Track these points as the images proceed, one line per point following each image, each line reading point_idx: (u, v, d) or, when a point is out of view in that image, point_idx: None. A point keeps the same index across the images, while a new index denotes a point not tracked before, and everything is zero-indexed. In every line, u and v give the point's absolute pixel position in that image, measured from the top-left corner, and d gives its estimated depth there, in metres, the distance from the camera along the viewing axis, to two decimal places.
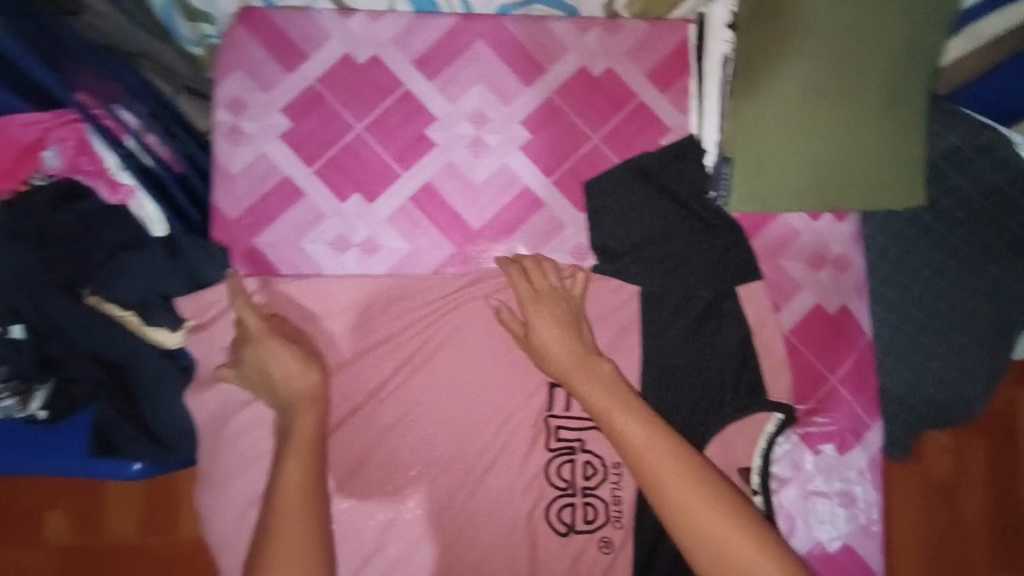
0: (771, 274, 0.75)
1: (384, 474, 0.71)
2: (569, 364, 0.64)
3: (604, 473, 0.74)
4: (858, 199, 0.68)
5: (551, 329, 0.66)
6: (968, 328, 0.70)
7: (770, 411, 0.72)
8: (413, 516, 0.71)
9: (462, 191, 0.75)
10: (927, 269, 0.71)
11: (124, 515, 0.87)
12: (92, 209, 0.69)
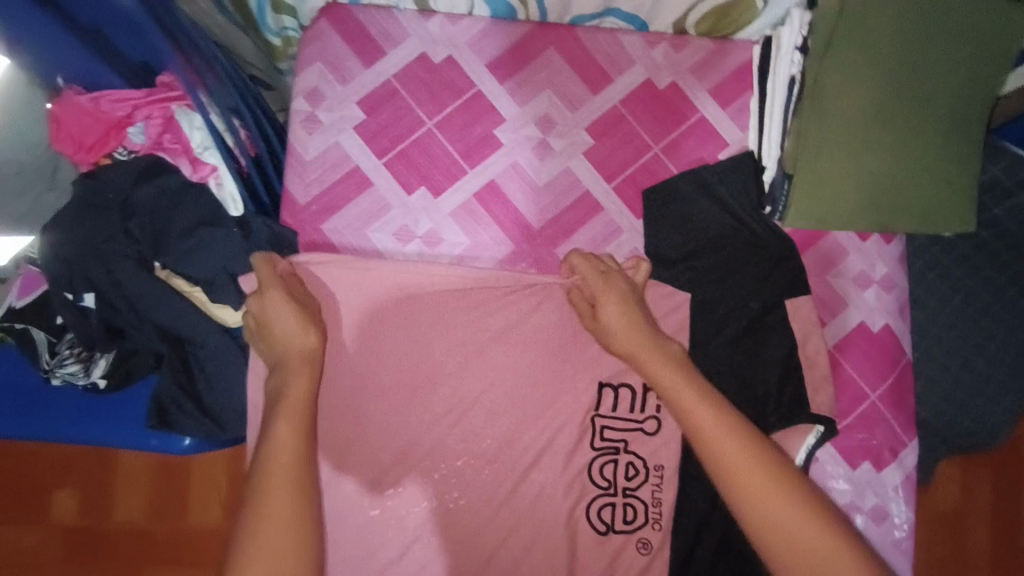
0: (819, 290, 0.77)
1: (431, 463, 0.73)
2: (638, 344, 0.64)
3: (645, 475, 0.75)
4: (911, 221, 0.71)
5: (617, 312, 0.67)
6: (998, 348, 0.76)
7: (812, 423, 0.72)
8: (456, 506, 0.72)
9: (524, 191, 0.78)
10: (960, 293, 0.77)
11: (134, 500, 1.00)
12: (175, 184, 0.71)
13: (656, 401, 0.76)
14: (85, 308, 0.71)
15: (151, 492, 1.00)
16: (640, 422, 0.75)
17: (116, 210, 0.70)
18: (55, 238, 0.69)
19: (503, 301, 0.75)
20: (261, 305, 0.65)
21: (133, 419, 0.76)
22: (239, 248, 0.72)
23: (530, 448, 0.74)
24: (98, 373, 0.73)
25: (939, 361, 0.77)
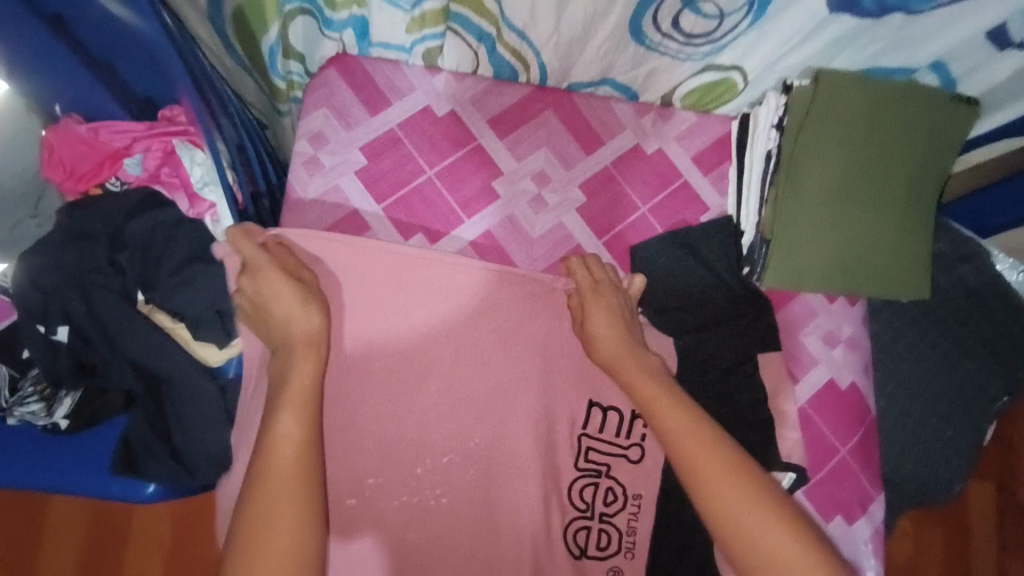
0: (791, 347, 0.82)
1: (409, 510, 0.70)
2: (620, 355, 0.69)
3: (624, 503, 0.75)
4: (874, 286, 0.78)
5: (606, 320, 0.71)
6: (940, 408, 0.85)
7: (783, 470, 0.76)
8: (435, 557, 0.70)
9: (519, 241, 0.81)
10: (911, 353, 0.85)
11: (63, 550, 0.94)
12: (169, 218, 0.71)
13: (643, 430, 0.77)
14: (58, 341, 0.67)
15: (83, 541, 0.94)
16: (624, 449, 0.76)
17: (104, 241, 0.68)
18: (32, 268, 0.66)
19: (493, 346, 0.76)
20: (254, 283, 0.65)
21: (97, 461, 0.71)
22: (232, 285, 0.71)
23: (517, 482, 0.73)
24: (61, 412, 0.68)
25: (896, 416, 0.84)
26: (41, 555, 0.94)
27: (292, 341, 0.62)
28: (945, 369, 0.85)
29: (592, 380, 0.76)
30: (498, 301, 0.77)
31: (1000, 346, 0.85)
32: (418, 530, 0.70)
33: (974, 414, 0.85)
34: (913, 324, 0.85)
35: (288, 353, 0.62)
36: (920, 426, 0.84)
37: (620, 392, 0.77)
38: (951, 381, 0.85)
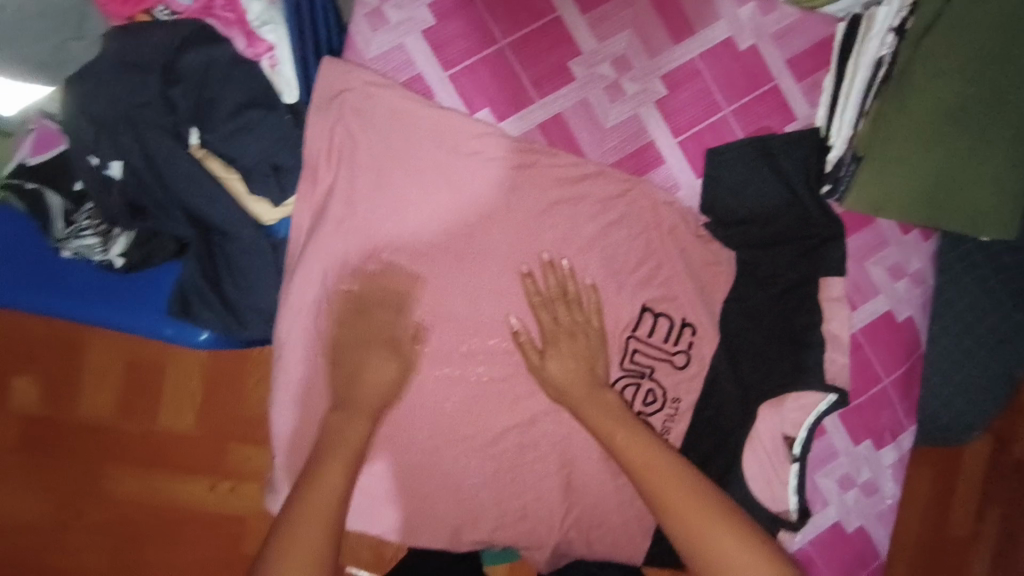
0: (855, 274, 0.79)
1: (451, 374, 0.75)
2: (577, 392, 0.71)
3: (663, 405, 0.77)
4: (964, 220, 0.73)
5: (564, 363, 0.72)
6: (992, 353, 0.84)
7: (823, 391, 0.76)
8: (476, 427, 0.76)
9: (590, 129, 0.76)
10: (971, 297, 0.82)
11: (100, 402, 0.97)
12: (225, 56, 0.66)
13: (691, 337, 0.77)
14: (111, 176, 0.65)
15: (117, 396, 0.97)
16: (670, 356, 0.77)
17: (156, 73, 0.63)
18: (84, 90, 0.63)
19: (554, 238, 0.74)
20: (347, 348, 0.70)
21: (150, 305, 0.72)
22: (286, 138, 0.68)
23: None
24: (117, 249, 0.67)
25: (943, 356, 0.83)
26: (78, 404, 0.97)
27: (358, 404, 0.69)
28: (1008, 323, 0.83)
29: (647, 280, 0.76)
30: (562, 197, 0.75)
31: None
32: (461, 397, 0.75)
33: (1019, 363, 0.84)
34: (981, 276, 0.82)
35: (350, 414, 0.69)
36: (968, 373, 0.84)
37: (674, 298, 0.76)
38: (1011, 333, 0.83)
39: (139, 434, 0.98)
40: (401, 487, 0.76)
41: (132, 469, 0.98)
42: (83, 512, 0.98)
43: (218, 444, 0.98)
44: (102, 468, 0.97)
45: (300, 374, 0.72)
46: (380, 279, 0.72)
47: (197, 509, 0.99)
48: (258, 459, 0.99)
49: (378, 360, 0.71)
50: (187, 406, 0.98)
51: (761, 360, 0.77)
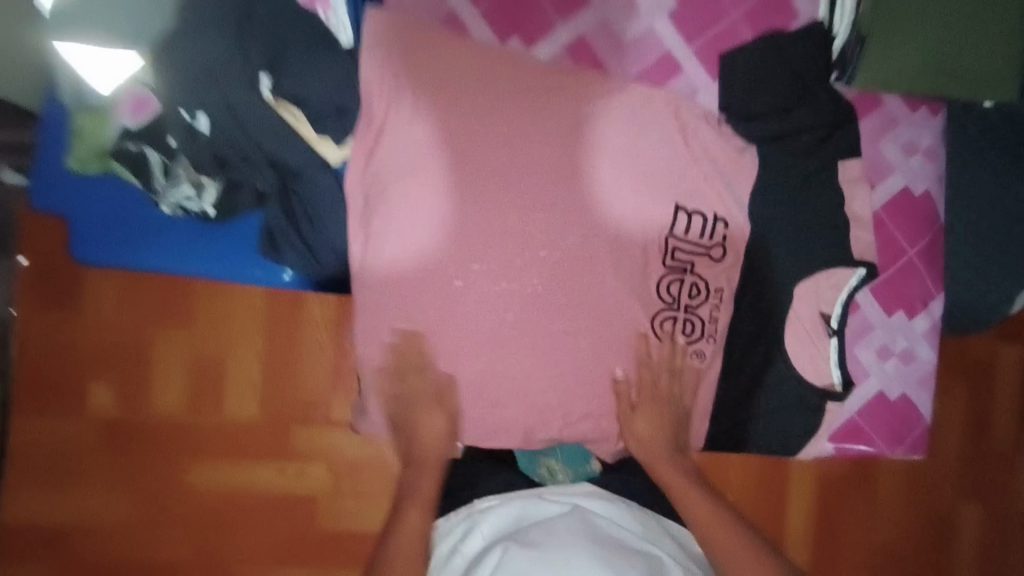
0: (871, 155, 0.85)
1: (500, 280, 0.79)
2: (658, 457, 0.83)
3: (707, 296, 0.83)
4: (962, 85, 0.83)
5: (653, 426, 0.83)
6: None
7: (854, 267, 0.84)
8: (537, 337, 0.80)
9: (611, 45, 0.84)
10: (999, 174, 0.84)
11: (170, 395, 1.05)
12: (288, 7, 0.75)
13: (724, 231, 0.83)
14: (199, 129, 0.74)
15: (187, 387, 1.06)
16: (707, 248, 0.83)
17: (231, 25, 0.70)
18: (169, 50, 0.70)
19: (587, 149, 0.80)
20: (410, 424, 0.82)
21: (240, 250, 0.82)
22: (347, 80, 0.76)
23: (606, 274, 0.80)
24: (209, 197, 0.78)
25: (980, 232, 0.84)
26: (148, 402, 1.05)
27: (424, 458, 0.83)
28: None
29: (681, 181, 0.82)
30: (594, 112, 0.81)
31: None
32: (520, 308, 0.80)
33: None
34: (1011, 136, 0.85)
35: (419, 467, 0.83)
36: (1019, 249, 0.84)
37: (704, 196, 0.82)
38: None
39: (215, 422, 1.06)
40: (469, 403, 0.81)
41: (212, 453, 1.07)
42: (167, 507, 1.06)
43: (279, 429, 1.07)
44: (180, 464, 1.06)
45: (376, 299, 0.80)
46: (435, 207, 0.78)
47: (271, 495, 1.08)
48: (319, 439, 1.08)
49: (424, 417, 0.81)
50: (248, 399, 1.06)
51: (792, 245, 0.84)
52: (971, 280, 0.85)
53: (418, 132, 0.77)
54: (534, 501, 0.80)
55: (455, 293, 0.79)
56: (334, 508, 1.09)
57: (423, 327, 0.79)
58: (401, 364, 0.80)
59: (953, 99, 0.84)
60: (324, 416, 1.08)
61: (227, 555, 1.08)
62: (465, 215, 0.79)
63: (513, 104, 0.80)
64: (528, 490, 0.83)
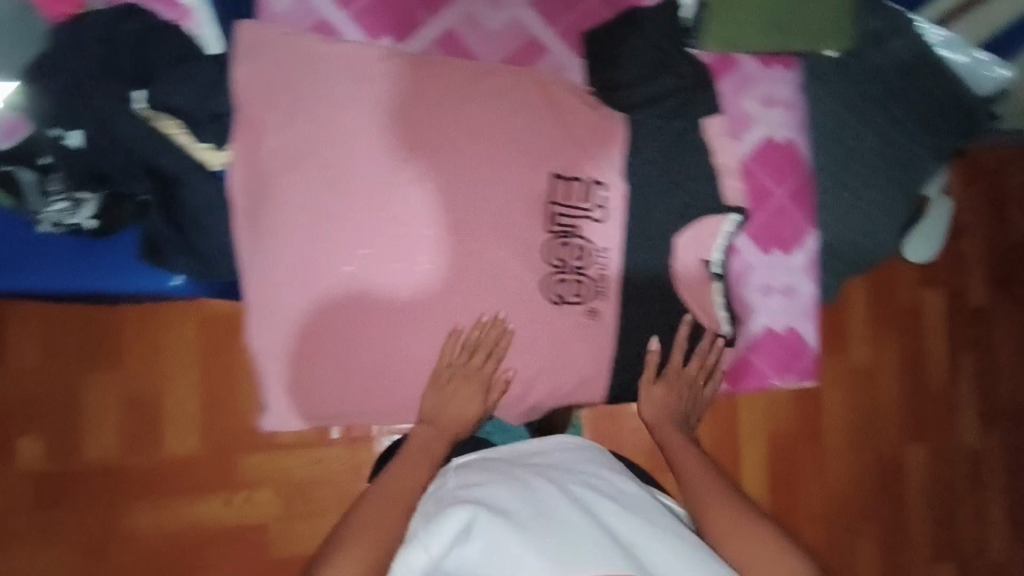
0: (732, 110, 0.92)
1: (398, 265, 0.83)
2: (662, 417, 1.00)
3: (593, 256, 0.88)
4: (798, 39, 0.95)
5: (665, 394, 0.97)
6: (871, 170, 0.99)
7: (727, 214, 0.90)
8: (439, 312, 0.86)
9: (478, 36, 0.88)
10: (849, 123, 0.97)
11: (105, 444, 1.34)
12: (152, 23, 0.78)
13: (604, 194, 0.88)
14: (73, 146, 0.75)
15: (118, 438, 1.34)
16: (589, 211, 0.88)
17: (98, 46, 0.75)
18: (38, 74, 0.74)
19: (462, 131, 0.84)
20: (437, 397, 0.90)
21: (124, 261, 0.82)
22: (218, 86, 0.79)
23: (495, 246, 0.86)
24: (88, 213, 0.76)
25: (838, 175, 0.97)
26: (80, 450, 1.33)
27: (444, 420, 0.92)
28: (890, 128, 0.99)
29: (557, 151, 0.87)
30: (465, 95, 0.85)
31: (919, 98, 1.03)
32: (414, 288, 0.84)
33: (892, 178, 1.01)
34: (847, 83, 0.97)
35: (437, 429, 0.93)
36: (855, 188, 0.98)
37: (579, 163, 0.87)
38: (891, 140, 1.00)
39: (154, 459, 1.36)
40: (369, 384, 0.87)
41: (127, 493, 1.34)
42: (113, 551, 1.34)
43: (219, 455, 1.39)
44: (121, 512, 1.35)
45: (273, 294, 0.82)
46: (322, 198, 0.81)
47: (225, 526, 1.39)
48: (260, 466, 1.40)
49: (464, 393, 0.90)
50: (189, 432, 1.36)
51: (669, 201, 0.89)
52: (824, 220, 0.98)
53: (298, 131, 0.80)
54: (507, 464, 0.90)
55: (343, 280, 0.82)
56: (286, 533, 1.41)
57: (328, 313, 0.83)
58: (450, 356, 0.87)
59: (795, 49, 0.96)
60: (257, 442, 1.39)
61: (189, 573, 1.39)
62: (349, 206, 0.82)
63: (388, 101, 0.83)
64: (504, 454, 0.93)
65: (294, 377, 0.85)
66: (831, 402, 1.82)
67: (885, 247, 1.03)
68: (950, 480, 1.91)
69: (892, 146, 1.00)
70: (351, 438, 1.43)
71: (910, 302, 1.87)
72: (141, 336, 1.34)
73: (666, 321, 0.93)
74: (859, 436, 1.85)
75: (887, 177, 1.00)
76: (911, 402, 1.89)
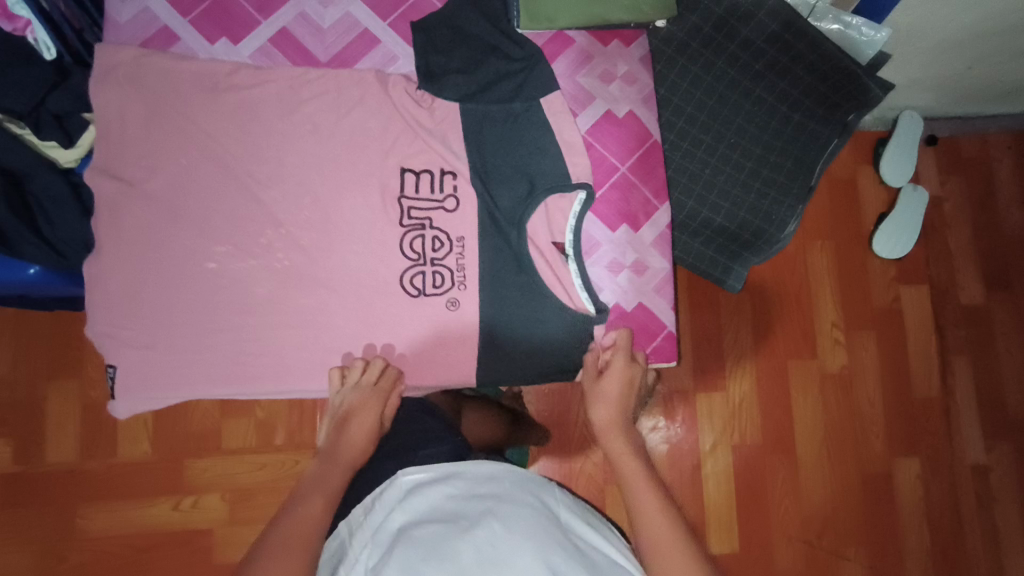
0: (570, 88, 1.01)
1: (245, 253, 0.88)
2: (612, 421, 0.87)
3: (450, 247, 0.90)
4: (623, 7, 0.98)
5: (618, 394, 0.89)
6: (729, 142, 1.07)
7: (575, 192, 0.92)
8: (293, 299, 0.89)
9: (311, 33, 0.98)
10: (706, 98, 1.07)
11: (66, 447, 1.37)
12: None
13: (454, 182, 0.91)
14: None
15: (82, 442, 1.38)
16: (440, 202, 0.91)
17: None
18: None
19: (300, 121, 0.90)
20: (336, 430, 0.86)
21: None
22: (78, 105, 0.92)
23: (346, 236, 0.89)
24: None
25: (685, 147, 1.09)
26: (46, 454, 1.37)
27: (336, 454, 0.82)
28: (749, 107, 1.06)
29: (392, 142, 0.91)
30: (303, 91, 0.91)
31: (794, 71, 1.05)
32: (264, 280, 0.88)
33: (761, 148, 1.07)
34: (706, 68, 1.06)
35: (329, 463, 0.81)
36: (708, 166, 1.08)
37: (424, 156, 0.91)
38: (751, 118, 1.07)
39: (108, 463, 1.38)
40: (217, 374, 0.88)
41: (96, 491, 1.37)
42: (66, 551, 1.36)
43: (168, 458, 1.39)
44: (74, 514, 1.36)
45: (130, 287, 0.86)
46: (174, 191, 0.87)
47: (174, 529, 1.38)
48: (208, 471, 1.39)
49: (360, 416, 0.86)
50: (141, 435, 1.39)
51: (513, 188, 0.92)
52: (685, 186, 1.09)
53: (144, 131, 0.88)
54: (461, 499, 0.70)
55: (206, 275, 0.87)
56: (231, 537, 1.38)
57: (191, 303, 0.87)
58: (350, 384, 0.87)
59: (624, 18, 1.00)
60: (216, 446, 1.40)
61: None
62: (195, 198, 0.87)
63: (216, 97, 0.89)
64: (460, 483, 0.73)
65: (142, 363, 0.87)
66: (802, 415, 1.57)
67: (745, 219, 1.08)
68: (954, 509, 1.57)
69: (753, 122, 1.06)
70: (294, 442, 1.40)
71: (887, 301, 1.61)
72: None
73: (530, 302, 0.91)
74: (839, 452, 1.57)
75: (751, 148, 1.07)
76: (902, 417, 1.58)
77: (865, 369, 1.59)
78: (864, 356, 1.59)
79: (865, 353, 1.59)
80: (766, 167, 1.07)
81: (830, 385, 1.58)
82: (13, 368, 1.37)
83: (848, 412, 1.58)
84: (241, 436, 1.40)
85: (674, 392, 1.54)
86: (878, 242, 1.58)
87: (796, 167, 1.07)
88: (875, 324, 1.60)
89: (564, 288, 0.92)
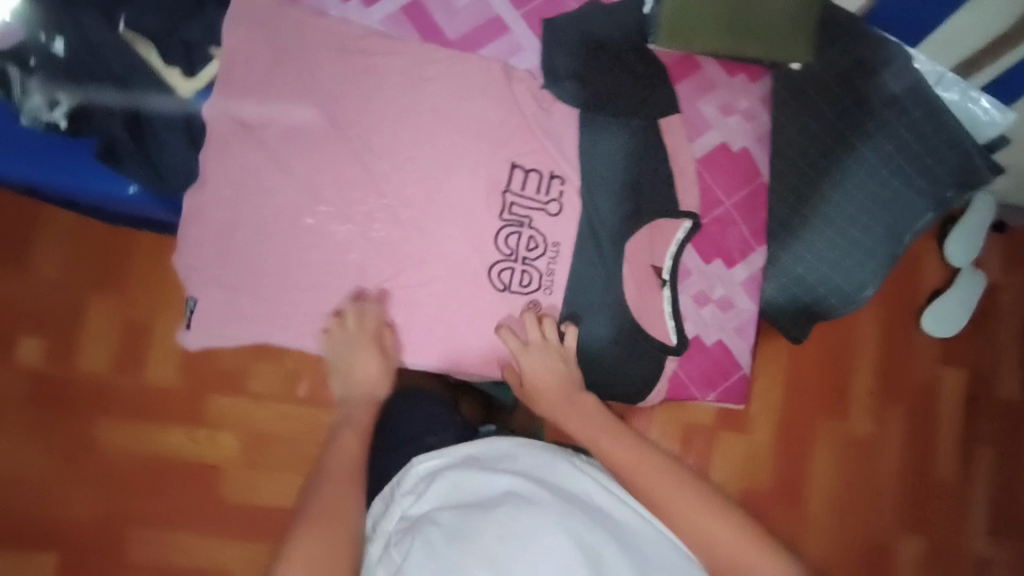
0: (690, 113, 1.02)
1: (342, 216, 0.88)
2: (559, 399, 0.91)
3: (544, 250, 0.93)
4: (760, 46, 1.01)
5: (542, 377, 0.91)
6: (826, 195, 1.04)
7: (681, 220, 0.98)
8: (379, 269, 0.90)
9: (443, 7, 0.94)
10: (813, 147, 1.03)
11: (98, 360, 1.38)
12: None
13: (560, 187, 0.93)
14: (56, 53, 0.82)
15: (114, 357, 1.38)
16: (543, 204, 0.92)
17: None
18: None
19: (421, 97, 0.89)
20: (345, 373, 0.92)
21: (83, 163, 0.89)
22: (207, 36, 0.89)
23: (443, 220, 0.89)
24: (62, 113, 0.83)
25: (782, 190, 1.05)
26: (77, 363, 1.37)
27: (355, 399, 0.91)
28: (854, 163, 1.03)
29: (506, 135, 0.91)
30: (428, 68, 0.91)
31: (906, 138, 1.02)
32: (355, 246, 0.89)
33: (857, 206, 1.04)
34: (818, 116, 1.03)
35: (351, 407, 0.90)
36: (800, 215, 1.05)
37: (536, 155, 0.91)
38: (853, 174, 1.04)
39: (136, 384, 1.39)
40: (283, 323, 0.90)
41: (120, 407, 1.38)
42: (80, 460, 1.37)
43: (193, 388, 1.40)
44: (92, 425, 1.37)
45: (222, 226, 0.86)
46: (283, 141, 0.87)
47: (186, 460, 1.39)
48: (231, 411, 1.40)
49: (362, 356, 0.90)
50: (172, 362, 1.40)
51: (616, 203, 0.94)
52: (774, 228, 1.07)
53: (268, 77, 0.87)
54: (484, 472, 0.76)
55: (299, 230, 0.87)
56: (241, 478, 1.40)
57: (279, 254, 0.87)
58: (347, 330, 0.90)
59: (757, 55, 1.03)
60: (243, 388, 1.41)
61: (136, 512, 1.37)
62: (303, 152, 0.87)
63: (344, 58, 0.89)
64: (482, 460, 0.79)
65: (222, 300, 0.88)
66: (819, 475, 1.56)
67: (824, 275, 1.06)
68: None
69: (855, 179, 1.04)
70: (318, 399, 1.41)
71: (928, 380, 1.59)
72: (155, 257, 1.39)
73: (608, 316, 0.95)
74: (848, 518, 1.56)
75: (848, 204, 1.04)
76: (919, 496, 1.57)
77: (892, 442, 1.58)
78: (892, 429, 1.58)
79: (894, 426, 1.58)
80: (858, 225, 1.05)
81: (855, 452, 1.57)
82: (58, 271, 1.36)
83: (864, 479, 1.57)
84: (268, 384, 1.41)
85: (699, 427, 1.53)
86: (930, 319, 1.56)
87: (886, 233, 1.05)
88: (912, 400, 1.59)
89: (654, 307, 0.99)
